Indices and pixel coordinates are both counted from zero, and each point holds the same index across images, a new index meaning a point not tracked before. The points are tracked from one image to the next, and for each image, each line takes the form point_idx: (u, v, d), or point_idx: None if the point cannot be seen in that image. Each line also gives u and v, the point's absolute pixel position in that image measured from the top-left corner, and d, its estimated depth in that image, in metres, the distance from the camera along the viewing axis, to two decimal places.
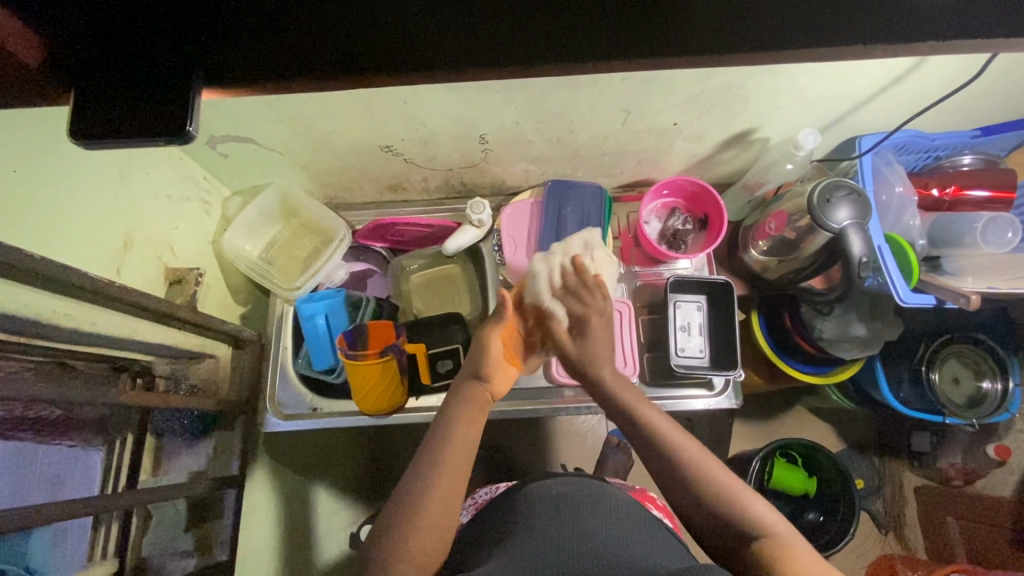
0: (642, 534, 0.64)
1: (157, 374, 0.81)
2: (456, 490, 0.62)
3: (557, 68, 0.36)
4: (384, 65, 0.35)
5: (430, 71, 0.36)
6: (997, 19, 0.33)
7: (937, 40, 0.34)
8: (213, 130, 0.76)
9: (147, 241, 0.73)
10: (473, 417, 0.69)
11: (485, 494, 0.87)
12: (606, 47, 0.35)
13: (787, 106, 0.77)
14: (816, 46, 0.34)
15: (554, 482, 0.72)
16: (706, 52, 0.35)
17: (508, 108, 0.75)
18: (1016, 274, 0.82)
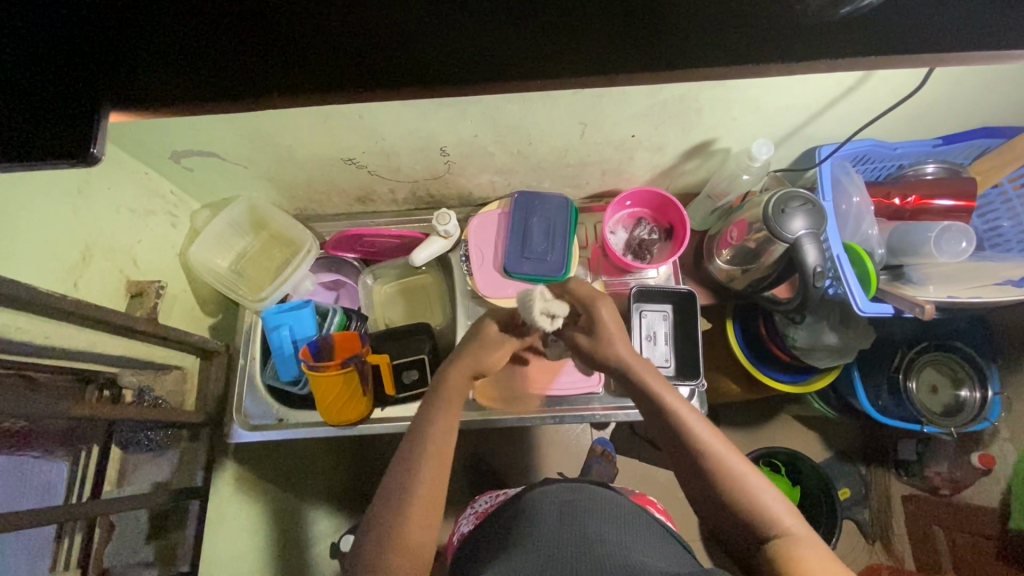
0: (653, 542, 0.62)
1: (122, 387, 0.79)
2: (433, 490, 0.60)
3: (450, 89, 0.38)
4: (276, 84, 0.37)
5: (325, 91, 0.37)
6: (840, 42, 0.36)
7: (784, 62, 0.37)
8: (175, 146, 0.78)
9: (108, 253, 0.75)
10: (451, 407, 0.65)
11: (485, 503, 0.88)
12: (488, 71, 0.37)
13: (741, 118, 0.78)
14: (677, 67, 0.37)
15: (554, 490, 0.70)
16: (585, 73, 0.37)
17: (464, 122, 0.76)
18: (973, 281, 0.83)
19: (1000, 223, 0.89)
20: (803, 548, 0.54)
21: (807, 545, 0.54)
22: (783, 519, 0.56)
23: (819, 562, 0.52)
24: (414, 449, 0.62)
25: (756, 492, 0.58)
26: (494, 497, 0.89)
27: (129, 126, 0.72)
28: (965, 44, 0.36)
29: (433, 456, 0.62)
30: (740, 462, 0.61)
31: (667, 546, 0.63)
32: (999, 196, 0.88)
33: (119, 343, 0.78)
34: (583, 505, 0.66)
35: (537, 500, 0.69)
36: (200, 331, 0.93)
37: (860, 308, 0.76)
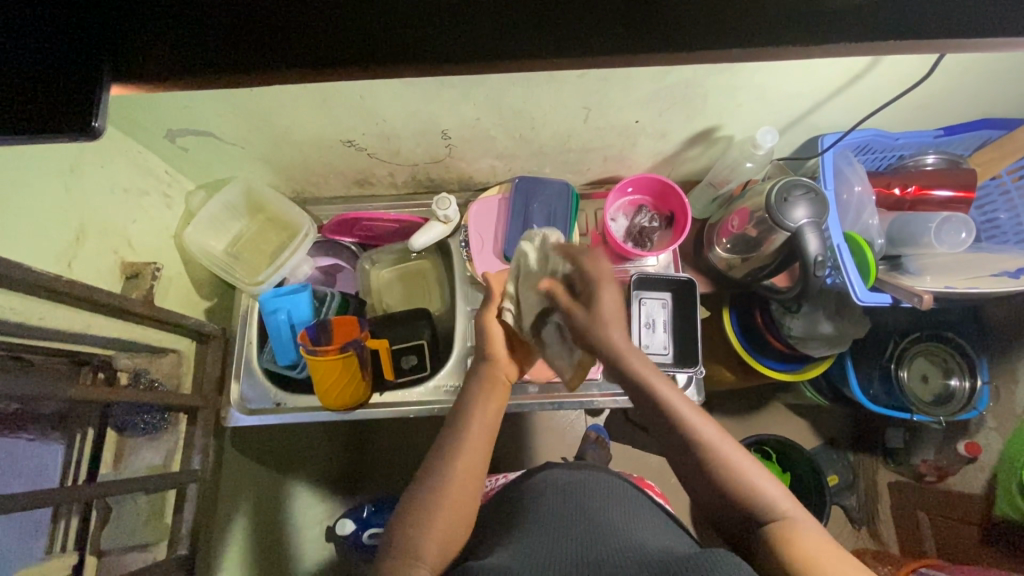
0: (656, 525, 0.62)
1: (117, 369, 0.79)
2: (468, 483, 0.62)
3: (455, 66, 0.37)
4: (278, 58, 0.36)
5: (324, 68, 0.37)
6: (856, 26, 0.36)
7: (797, 44, 0.36)
8: (170, 124, 0.76)
9: (101, 233, 0.73)
10: (495, 394, 0.71)
11: (486, 485, 0.89)
12: (496, 49, 0.37)
13: (746, 105, 0.77)
14: (687, 49, 0.37)
15: (559, 473, 0.71)
16: (594, 53, 0.37)
17: (467, 104, 0.75)
18: (971, 272, 0.84)
19: (997, 215, 0.90)
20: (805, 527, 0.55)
21: (807, 531, 0.55)
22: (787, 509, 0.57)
23: (820, 546, 0.53)
24: (452, 440, 0.65)
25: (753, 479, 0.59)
26: (494, 479, 0.90)
27: (123, 102, 0.70)
28: (979, 33, 0.36)
29: (470, 442, 0.65)
30: (734, 450, 0.61)
31: (670, 530, 0.63)
32: (997, 187, 0.89)
33: (115, 326, 0.76)
34: (588, 489, 0.67)
35: (541, 484, 0.70)
36: (196, 315, 0.91)
37: (857, 297, 0.77)
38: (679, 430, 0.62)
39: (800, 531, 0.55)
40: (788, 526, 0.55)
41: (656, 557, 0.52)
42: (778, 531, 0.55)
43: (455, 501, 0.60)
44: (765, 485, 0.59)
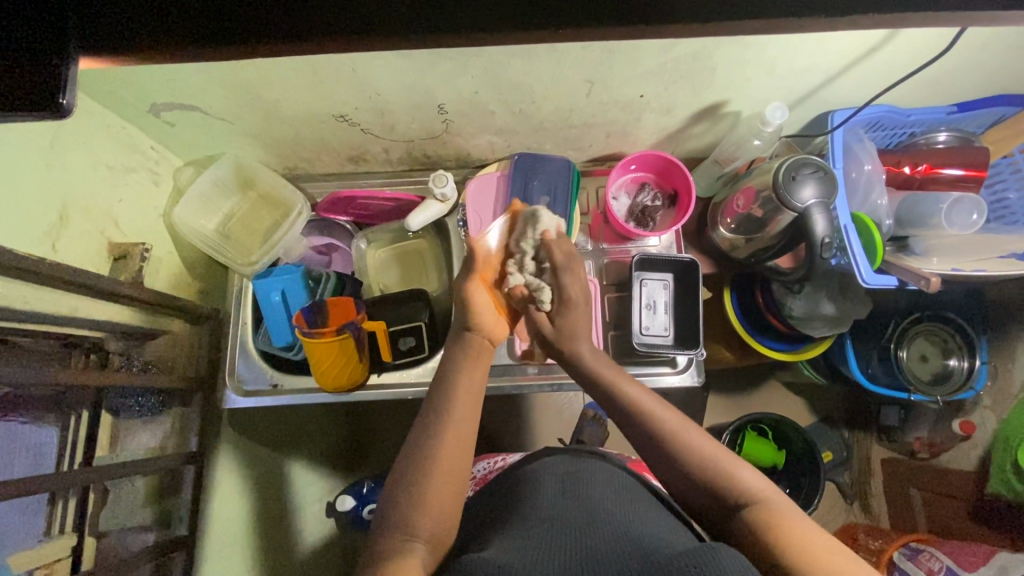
0: (653, 510, 0.62)
1: (110, 352, 0.77)
2: (456, 460, 0.61)
3: (448, 38, 0.35)
4: (257, 29, 0.33)
5: (307, 40, 0.34)
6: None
7: (822, 16, 0.34)
8: (154, 97, 0.72)
9: (86, 213, 0.70)
10: (474, 362, 0.70)
11: (486, 468, 0.89)
12: (490, 20, 0.34)
13: (756, 79, 0.74)
14: (696, 21, 0.34)
15: (557, 465, 0.71)
16: (594, 22, 0.34)
17: (465, 77, 0.72)
18: (981, 253, 0.82)
19: (1006, 195, 0.88)
20: (782, 509, 0.54)
21: (780, 509, 0.54)
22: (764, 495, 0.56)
23: (800, 525, 0.52)
24: (434, 415, 0.65)
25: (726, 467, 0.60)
26: (492, 462, 0.90)
27: (103, 75, 0.66)
28: (1003, 4, 0.34)
29: (456, 420, 0.64)
30: (706, 441, 0.63)
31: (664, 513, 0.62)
32: (1008, 166, 0.86)
33: (104, 307, 0.75)
34: (584, 479, 0.67)
35: (539, 471, 0.71)
36: (188, 296, 0.89)
37: (864, 280, 0.76)
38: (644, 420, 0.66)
39: (779, 513, 0.54)
40: (768, 508, 0.55)
41: (658, 551, 0.51)
42: (759, 513, 0.54)
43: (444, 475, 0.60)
44: (743, 472, 0.59)
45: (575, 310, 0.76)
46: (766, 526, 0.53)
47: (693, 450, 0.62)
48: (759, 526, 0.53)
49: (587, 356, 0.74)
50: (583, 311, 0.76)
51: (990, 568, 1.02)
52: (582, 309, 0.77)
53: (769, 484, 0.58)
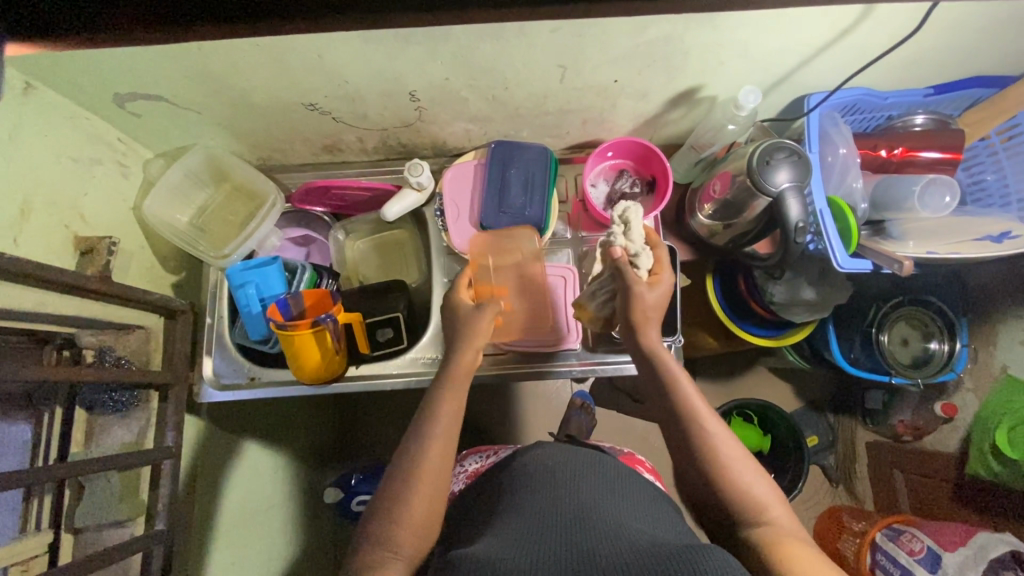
0: (646, 506, 0.64)
1: (82, 347, 0.77)
2: (448, 456, 0.63)
3: None
4: None
5: None
6: None
7: None
8: (116, 86, 0.71)
9: (50, 207, 0.69)
10: (460, 385, 0.67)
11: (475, 463, 0.90)
12: None
13: (729, 62, 0.73)
14: None
15: (552, 452, 0.72)
16: None
17: (434, 62, 0.70)
18: (956, 236, 0.82)
19: (984, 176, 0.88)
20: (787, 530, 0.59)
21: (785, 532, 0.59)
22: (771, 512, 0.60)
23: (802, 549, 0.56)
24: (430, 409, 0.66)
25: (743, 478, 0.62)
26: (484, 457, 0.90)
27: (62, 65, 0.65)
28: None
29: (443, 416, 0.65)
30: (733, 449, 0.64)
31: (654, 509, 0.64)
32: (985, 148, 0.87)
33: (71, 302, 0.73)
34: (584, 467, 0.68)
35: (541, 456, 0.71)
36: (161, 290, 0.88)
37: (838, 264, 0.75)
38: (681, 414, 0.66)
39: (785, 536, 0.58)
40: (774, 531, 0.59)
41: (648, 548, 0.51)
42: (766, 535, 0.59)
43: (435, 468, 0.62)
44: (757, 487, 0.62)
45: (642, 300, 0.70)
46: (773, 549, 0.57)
47: (719, 459, 0.63)
48: (766, 548, 0.57)
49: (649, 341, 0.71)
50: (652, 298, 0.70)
51: (969, 548, 1.03)
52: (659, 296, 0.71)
53: (779, 502, 0.61)
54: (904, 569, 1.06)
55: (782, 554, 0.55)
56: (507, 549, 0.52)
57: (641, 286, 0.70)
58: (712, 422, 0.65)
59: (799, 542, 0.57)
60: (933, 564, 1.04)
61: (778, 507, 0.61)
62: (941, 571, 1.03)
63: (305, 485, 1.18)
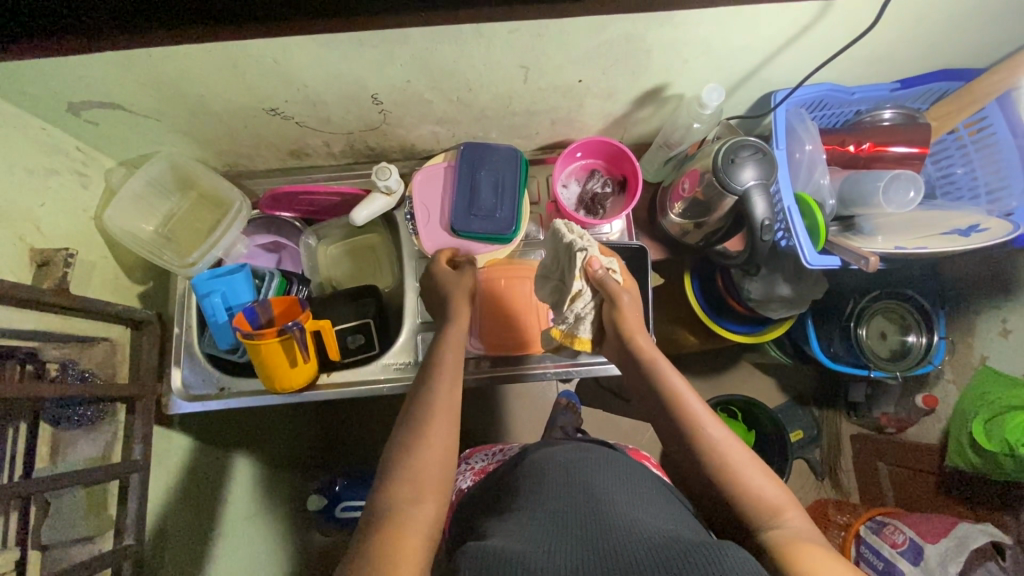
0: (657, 498, 0.63)
1: (47, 360, 0.74)
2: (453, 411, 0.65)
3: None
4: None
5: None
6: None
7: None
8: (68, 94, 0.69)
9: (3, 218, 0.67)
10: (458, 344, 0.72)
11: (482, 461, 0.90)
12: None
13: (692, 60, 0.73)
14: None
15: (560, 451, 0.71)
16: None
17: (392, 65, 0.69)
18: (921, 231, 0.82)
19: (953, 169, 0.88)
20: (799, 530, 0.58)
21: (795, 532, 0.57)
22: (782, 512, 0.60)
23: (811, 548, 0.55)
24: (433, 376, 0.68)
25: (754, 481, 0.62)
26: (489, 454, 0.91)
27: (9, 74, 0.63)
28: None
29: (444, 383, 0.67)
30: (740, 453, 0.65)
31: (673, 504, 0.64)
32: (954, 141, 0.87)
33: (28, 316, 0.72)
34: (596, 464, 0.67)
35: (547, 457, 0.71)
36: (127, 301, 0.87)
37: (806, 261, 0.75)
38: (683, 418, 0.68)
39: (795, 537, 0.57)
40: (783, 532, 0.58)
41: (661, 540, 0.51)
42: (775, 538, 0.57)
43: (445, 416, 0.64)
44: (764, 487, 0.62)
45: (626, 307, 0.73)
46: (780, 550, 0.55)
47: (723, 460, 0.64)
48: (774, 551, 0.56)
49: (643, 347, 0.73)
50: (630, 305, 0.74)
51: (951, 539, 1.04)
52: (633, 304, 0.75)
53: (790, 502, 0.61)
54: (888, 562, 1.07)
55: (792, 557, 0.54)
56: (505, 543, 0.52)
57: (622, 291, 0.73)
58: (713, 426, 0.67)
59: (814, 545, 0.55)
60: (916, 556, 1.05)
61: (795, 510, 0.60)
62: (923, 564, 1.04)
63: (287, 492, 1.17)
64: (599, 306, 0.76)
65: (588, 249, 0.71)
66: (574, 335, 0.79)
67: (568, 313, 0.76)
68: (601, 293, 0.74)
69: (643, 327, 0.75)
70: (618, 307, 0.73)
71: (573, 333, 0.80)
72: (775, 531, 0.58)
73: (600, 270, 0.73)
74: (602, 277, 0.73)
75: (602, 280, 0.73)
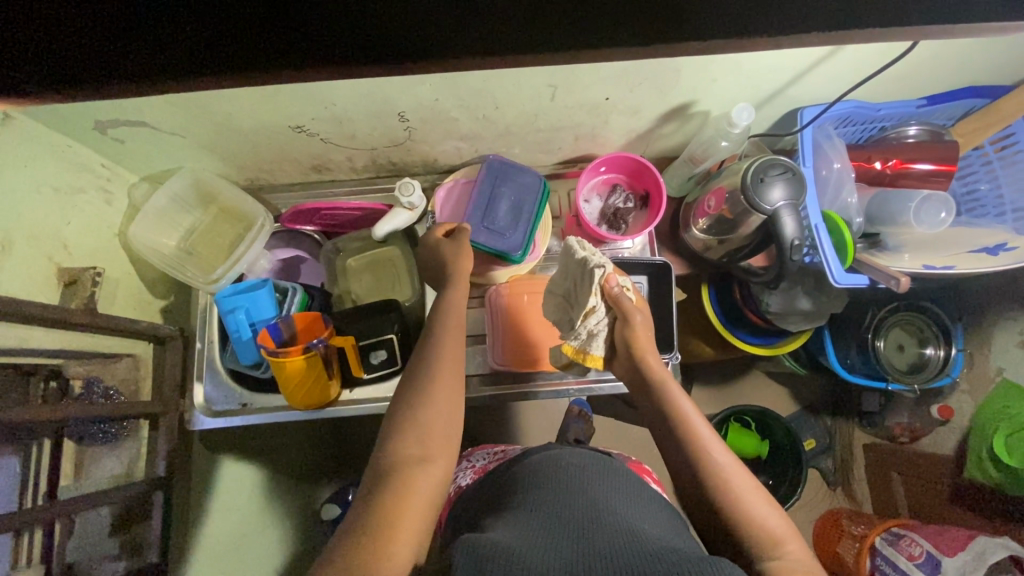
0: (654, 511, 0.62)
1: (70, 377, 0.74)
2: (455, 396, 0.64)
3: None
4: None
5: None
6: None
7: None
8: (96, 114, 0.69)
9: (31, 239, 0.67)
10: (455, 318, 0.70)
11: (483, 460, 0.88)
12: None
13: (721, 79, 0.72)
14: None
15: (564, 453, 0.70)
16: None
17: (422, 84, 0.69)
18: (947, 248, 0.83)
19: (978, 186, 0.88)
20: (795, 561, 0.55)
21: (791, 563, 0.55)
22: (781, 542, 0.57)
23: None
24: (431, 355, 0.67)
25: (753, 507, 0.60)
26: (491, 454, 0.89)
27: None
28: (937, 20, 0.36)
29: (447, 364, 0.66)
30: (743, 478, 0.63)
31: (669, 520, 0.62)
32: (979, 158, 0.86)
33: (56, 335, 0.71)
34: (597, 471, 0.66)
35: (548, 459, 0.69)
36: (150, 317, 0.87)
37: (834, 279, 0.74)
38: (687, 435, 0.67)
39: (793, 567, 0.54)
40: (781, 561, 0.55)
41: (658, 548, 0.50)
42: (772, 566, 0.55)
43: (445, 402, 0.62)
44: (764, 515, 0.59)
45: (638, 326, 0.73)
46: None
47: (723, 480, 0.62)
48: None
49: (652, 366, 0.73)
50: (642, 323, 0.74)
51: (969, 553, 1.02)
52: (646, 323, 0.75)
53: (789, 534, 0.58)
54: None
55: None
56: (501, 543, 0.51)
57: (636, 309, 0.74)
58: (718, 449, 0.65)
59: None
60: (933, 569, 1.03)
61: (794, 544, 0.57)
62: None
63: None
64: (611, 324, 0.75)
65: (607, 267, 0.70)
66: (585, 352, 0.77)
67: (580, 329, 0.74)
68: (615, 310, 0.74)
69: (654, 347, 0.75)
70: (632, 326, 0.73)
71: (585, 350, 0.78)
72: (771, 559, 0.56)
73: (617, 287, 0.73)
74: (618, 294, 0.72)
75: (618, 298, 0.73)
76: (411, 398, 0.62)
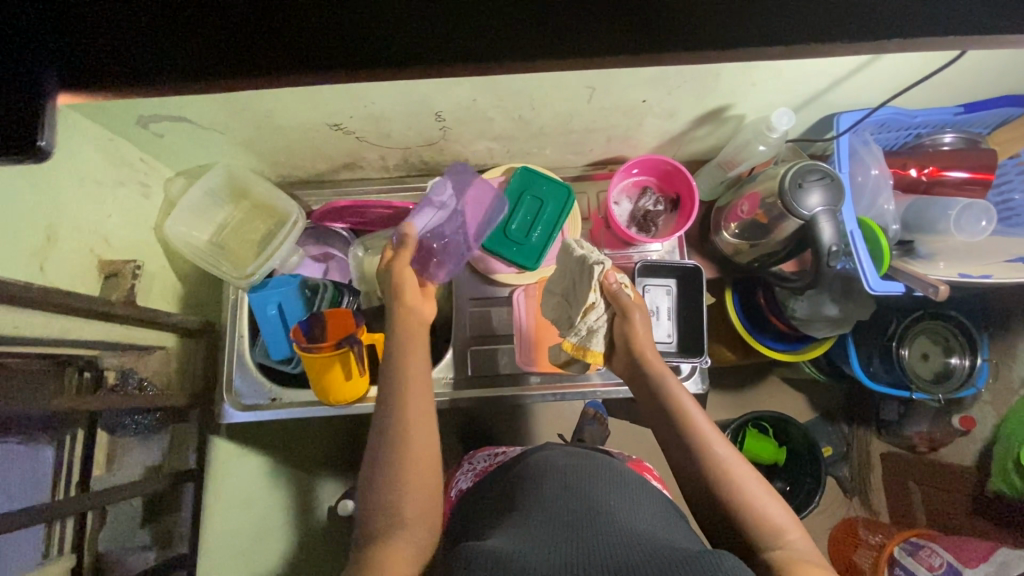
0: (655, 508, 0.62)
1: (105, 368, 0.76)
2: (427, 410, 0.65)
3: (437, 69, 0.32)
4: (251, 66, 0.31)
5: (279, 75, 0.32)
6: (905, 16, 0.31)
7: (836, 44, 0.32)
8: (139, 109, 0.70)
9: (73, 231, 0.68)
10: (418, 333, 0.72)
11: (484, 461, 0.87)
12: (484, 54, 0.32)
13: (761, 83, 0.72)
14: (700, 49, 0.32)
15: (558, 454, 0.70)
16: (597, 57, 0.32)
17: (461, 84, 0.69)
18: (983, 259, 0.83)
19: (1012, 195, 0.85)
20: (800, 551, 0.55)
21: (798, 554, 0.55)
22: (785, 533, 0.57)
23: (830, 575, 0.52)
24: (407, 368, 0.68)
25: (757, 501, 0.60)
26: (493, 455, 0.87)
27: None
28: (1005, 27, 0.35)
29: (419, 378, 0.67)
30: (746, 473, 0.62)
31: (673, 519, 0.62)
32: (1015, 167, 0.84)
33: (94, 326, 0.72)
34: (586, 468, 0.66)
35: (543, 462, 0.69)
36: (181, 310, 0.88)
37: (870, 287, 0.74)
38: (688, 432, 0.66)
39: (803, 559, 0.54)
40: (790, 553, 0.55)
41: (657, 543, 0.52)
42: (779, 558, 0.55)
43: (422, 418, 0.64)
44: (768, 507, 0.59)
45: (637, 323, 0.73)
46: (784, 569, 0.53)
47: (725, 476, 0.62)
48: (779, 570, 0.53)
49: (648, 361, 0.72)
50: (640, 320, 0.73)
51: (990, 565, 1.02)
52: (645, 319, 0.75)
53: (792, 525, 0.58)
54: None
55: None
56: (505, 546, 0.51)
57: (635, 306, 0.73)
58: (719, 444, 0.64)
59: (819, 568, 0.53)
60: None
61: (797, 533, 0.58)
62: None
63: None
64: (609, 319, 0.75)
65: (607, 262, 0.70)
66: (586, 348, 0.76)
67: (579, 326, 0.73)
68: (614, 307, 0.74)
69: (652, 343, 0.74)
70: (631, 322, 0.73)
71: (585, 346, 0.76)
72: (777, 553, 0.56)
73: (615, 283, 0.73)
74: (615, 290, 0.73)
75: (615, 294, 0.73)
76: (402, 406, 0.64)
